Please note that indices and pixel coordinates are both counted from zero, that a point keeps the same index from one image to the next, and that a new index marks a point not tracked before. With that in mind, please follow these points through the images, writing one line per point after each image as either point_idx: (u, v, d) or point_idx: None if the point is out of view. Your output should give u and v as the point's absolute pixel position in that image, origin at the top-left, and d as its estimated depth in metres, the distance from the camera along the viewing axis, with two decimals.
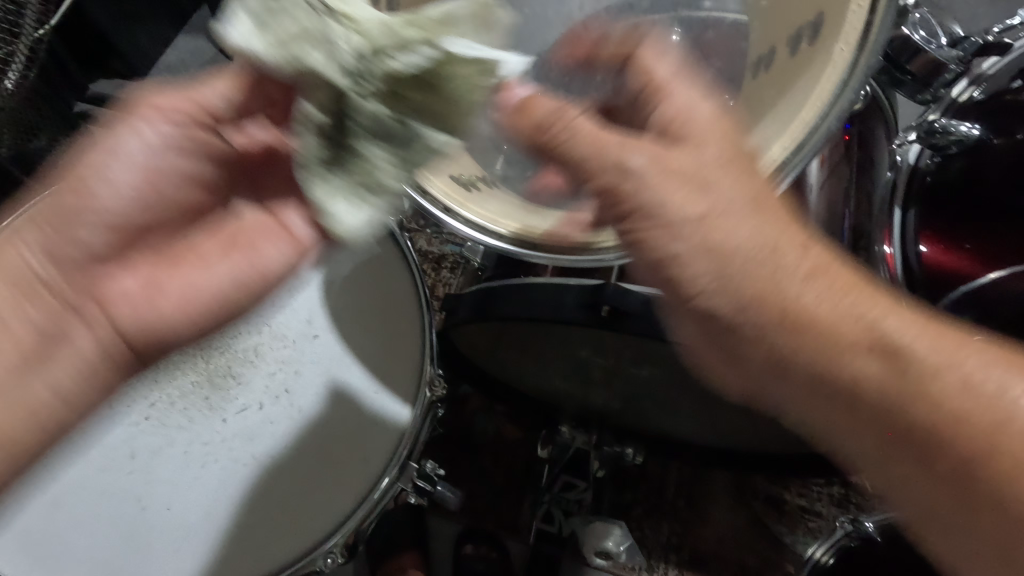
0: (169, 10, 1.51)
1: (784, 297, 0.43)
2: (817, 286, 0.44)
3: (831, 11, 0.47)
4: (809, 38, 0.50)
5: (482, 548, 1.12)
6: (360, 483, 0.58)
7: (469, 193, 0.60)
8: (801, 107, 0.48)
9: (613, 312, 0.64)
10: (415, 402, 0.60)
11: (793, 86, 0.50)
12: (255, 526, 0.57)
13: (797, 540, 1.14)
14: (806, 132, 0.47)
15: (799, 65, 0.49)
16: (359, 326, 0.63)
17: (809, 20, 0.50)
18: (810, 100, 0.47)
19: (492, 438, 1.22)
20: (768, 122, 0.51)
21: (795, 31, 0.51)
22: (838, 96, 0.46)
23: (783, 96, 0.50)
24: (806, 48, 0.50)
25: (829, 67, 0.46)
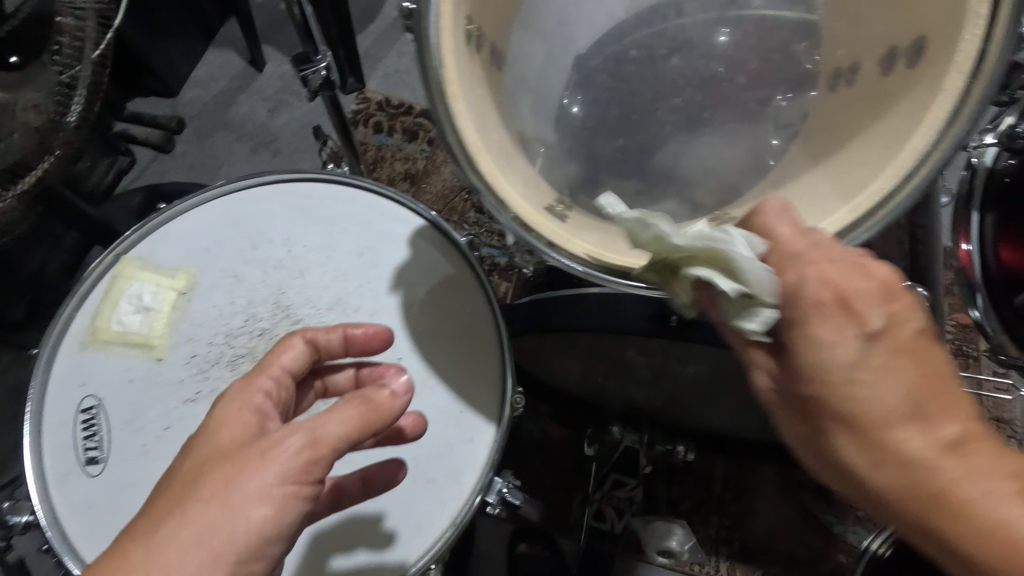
0: (198, 29, 1.54)
1: (857, 442, 0.38)
2: (895, 469, 0.38)
3: (937, 30, 0.42)
4: (907, 58, 0.44)
5: (536, 547, 1.12)
6: (387, 534, 0.57)
7: (565, 225, 0.49)
8: (898, 147, 0.43)
9: (684, 320, 0.67)
10: (500, 420, 0.59)
11: (891, 108, 0.44)
12: (346, 549, 0.56)
13: (847, 529, 1.14)
14: (910, 165, 0.42)
15: (887, 90, 0.45)
16: (436, 348, 0.61)
17: (911, 36, 0.44)
18: (908, 143, 0.42)
19: (538, 439, 1.24)
20: (859, 144, 0.46)
21: (887, 50, 0.46)
22: (936, 145, 0.42)
23: (881, 114, 0.45)
24: (901, 68, 0.45)
25: (938, 102, 0.41)
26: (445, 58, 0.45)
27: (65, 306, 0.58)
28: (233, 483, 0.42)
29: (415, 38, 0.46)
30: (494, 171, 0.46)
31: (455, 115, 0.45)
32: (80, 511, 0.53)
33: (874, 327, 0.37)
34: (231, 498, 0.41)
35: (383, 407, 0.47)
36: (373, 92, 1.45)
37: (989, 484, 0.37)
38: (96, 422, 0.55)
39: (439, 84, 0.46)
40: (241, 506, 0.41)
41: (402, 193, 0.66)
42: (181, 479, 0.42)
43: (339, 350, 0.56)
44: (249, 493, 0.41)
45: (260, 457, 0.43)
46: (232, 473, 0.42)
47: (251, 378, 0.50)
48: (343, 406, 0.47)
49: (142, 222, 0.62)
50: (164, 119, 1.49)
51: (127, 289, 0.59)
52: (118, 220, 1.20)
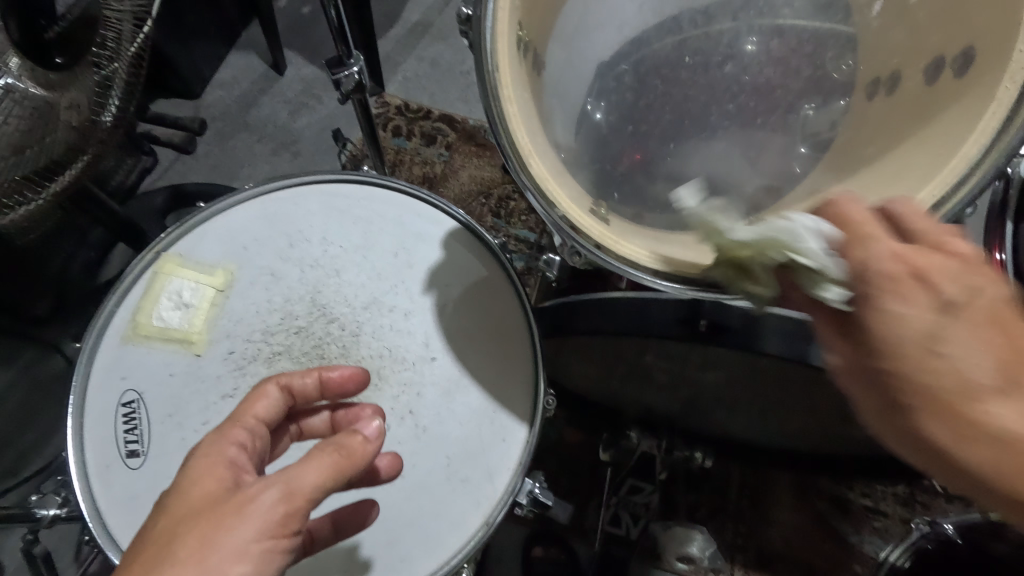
0: (222, 32, 1.56)
1: (923, 362, 0.34)
2: (994, 372, 0.34)
3: (990, 39, 0.44)
4: (958, 68, 0.46)
5: (550, 550, 1.09)
6: (362, 562, 0.56)
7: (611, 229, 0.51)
8: (950, 154, 0.44)
9: (713, 325, 0.66)
10: (531, 421, 0.60)
11: (939, 115, 0.47)
12: (383, 548, 0.57)
13: (863, 540, 1.11)
14: (961, 169, 0.44)
15: (933, 99, 0.47)
16: (471, 347, 0.62)
17: (962, 47, 0.46)
18: (960, 150, 0.44)
19: (554, 443, 1.22)
20: (908, 148, 0.48)
21: (934, 59, 0.48)
22: (986, 155, 0.44)
23: (927, 121, 0.47)
24: (951, 76, 0.47)
25: (990, 112, 0.43)
26: (501, 62, 0.48)
27: (107, 301, 0.59)
28: (211, 542, 0.39)
29: (473, 46, 0.50)
30: (542, 172, 0.48)
31: (509, 117, 0.48)
32: (121, 505, 0.54)
33: (933, 274, 0.34)
34: (208, 562, 0.38)
35: (357, 453, 0.46)
36: (392, 95, 1.46)
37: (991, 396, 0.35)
38: (137, 415, 0.56)
39: (492, 86, 0.49)
40: (219, 566, 0.38)
41: (434, 195, 0.67)
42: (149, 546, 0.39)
43: (314, 394, 0.55)
44: (228, 550, 0.38)
45: (236, 512, 0.40)
46: (212, 531, 0.39)
47: (222, 430, 0.47)
48: (319, 451, 0.45)
49: (184, 217, 0.63)
50: (187, 121, 1.49)
51: (168, 285, 0.60)
52: (142, 219, 1.19)
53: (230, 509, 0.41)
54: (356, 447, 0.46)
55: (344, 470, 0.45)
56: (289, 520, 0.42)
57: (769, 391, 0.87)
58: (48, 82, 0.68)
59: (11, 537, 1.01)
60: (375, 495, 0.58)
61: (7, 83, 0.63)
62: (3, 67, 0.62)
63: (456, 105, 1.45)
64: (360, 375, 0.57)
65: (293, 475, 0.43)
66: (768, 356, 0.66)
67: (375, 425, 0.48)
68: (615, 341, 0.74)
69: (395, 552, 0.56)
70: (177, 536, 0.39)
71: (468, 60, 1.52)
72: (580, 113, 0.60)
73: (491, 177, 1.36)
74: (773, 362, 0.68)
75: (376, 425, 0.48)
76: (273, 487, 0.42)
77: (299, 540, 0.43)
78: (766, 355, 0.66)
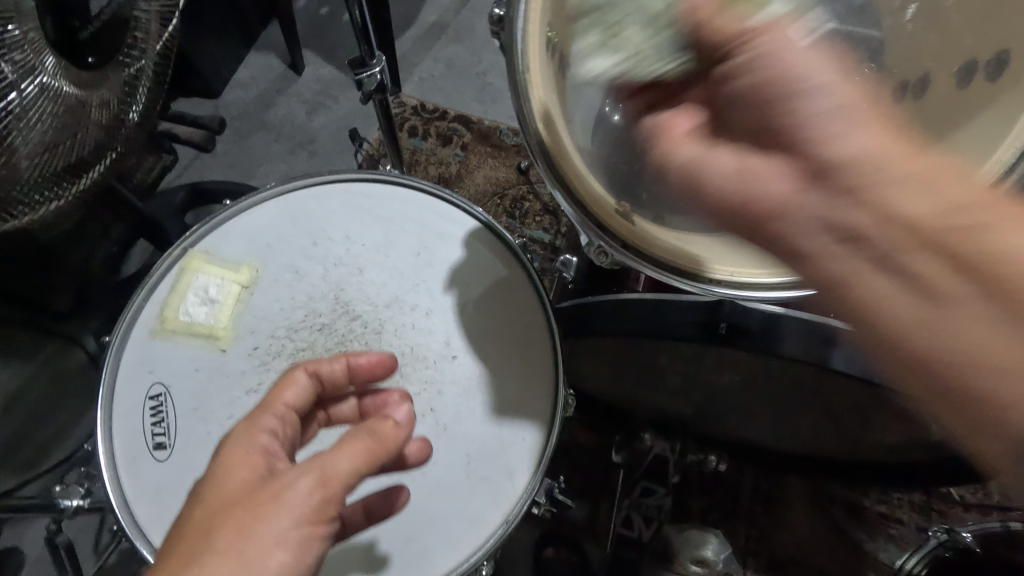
0: (242, 32, 1.58)
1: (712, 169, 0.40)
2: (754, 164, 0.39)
3: None
4: (989, 75, 0.48)
5: (562, 552, 1.10)
6: (381, 556, 0.57)
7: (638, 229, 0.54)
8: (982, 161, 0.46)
9: (734, 328, 0.65)
10: (551, 420, 0.60)
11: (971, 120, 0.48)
12: (406, 543, 0.57)
13: (879, 547, 1.09)
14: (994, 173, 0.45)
15: (960, 107, 0.49)
16: (491, 347, 0.63)
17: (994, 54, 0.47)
18: (995, 154, 0.45)
19: (567, 444, 1.21)
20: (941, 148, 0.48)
21: (963, 66, 0.49)
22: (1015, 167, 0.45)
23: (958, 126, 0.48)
24: (981, 83, 0.48)
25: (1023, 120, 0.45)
26: (531, 64, 0.50)
27: (135, 296, 0.61)
28: (247, 532, 0.39)
29: (504, 49, 0.52)
30: (573, 175, 0.52)
31: (540, 118, 0.51)
32: (148, 497, 0.55)
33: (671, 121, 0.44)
34: (246, 550, 0.38)
35: (388, 438, 0.47)
36: (409, 96, 1.47)
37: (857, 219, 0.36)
38: (163, 409, 0.58)
39: (522, 85, 0.51)
40: (256, 557, 0.38)
41: (456, 195, 0.67)
42: (192, 531, 0.39)
43: (343, 380, 0.55)
44: (264, 540, 0.39)
45: (270, 501, 0.41)
46: (249, 518, 0.39)
47: (254, 418, 0.48)
48: (353, 436, 0.46)
49: (210, 214, 0.65)
50: (207, 120, 1.47)
51: (195, 281, 0.61)
52: (163, 215, 1.20)
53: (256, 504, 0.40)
54: (389, 430, 0.47)
55: (377, 456, 0.45)
56: (321, 509, 0.42)
57: (786, 394, 0.87)
58: (80, 81, 0.68)
59: (31, 528, 1.03)
60: (402, 483, 0.59)
61: (43, 82, 0.62)
62: (42, 66, 0.61)
63: (472, 106, 1.46)
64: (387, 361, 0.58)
65: (327, 462, 0.43)
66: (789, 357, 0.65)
67: (404, 410, 0.50)
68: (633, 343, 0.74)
69: (414, 548, 0.57)
70: (213, 527, 0.39)
71: (483, 61, 1.52)
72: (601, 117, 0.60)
73: (505, 178, 1.36)
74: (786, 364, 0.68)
75: (407, 409, 0.51)
76: (304, 479, 0.42)
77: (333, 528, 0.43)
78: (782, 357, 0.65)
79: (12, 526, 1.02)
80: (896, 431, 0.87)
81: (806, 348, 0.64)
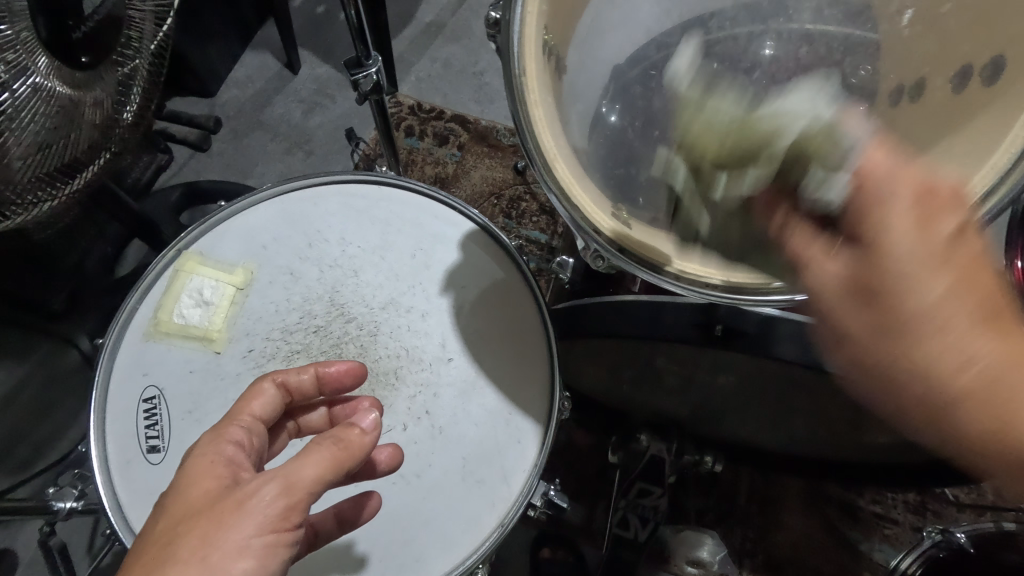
0: (238, 31, 1.58)
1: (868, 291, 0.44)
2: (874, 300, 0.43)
3: None
4: (986, 78, 0.48)
5: (559, 552, 1.10)
6: (357, 558, 0.57)
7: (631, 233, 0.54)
8: (979, 165, 0.47)
9: (729, 330, 0.65)
10: (547, 423, 0.60)
11: (967, 122, 0.49)
12: (401, 546, 0.57)
13: (873, 547, 1.10)
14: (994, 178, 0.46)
15: (955, 109, 0.49)
16: (487, 349, 0.63)
17: (988, 59, 0.48)
18: (990, 160, 0.47)
19: (563, 445, 1.21)
20: (945, 149, 0.49)
21: (958, 68, 0.49)
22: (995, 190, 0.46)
23: (958, 127, 0.49)
24: (977, 86, 0.49)
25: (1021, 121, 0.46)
26: (528, 67, 0.50)
27: (129, 298, 0.60)
28: (211, 540, 0.39)
29: (500, 50, 0.51)
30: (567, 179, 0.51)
31: (534, 122, 0.50)
32: (142, 501, 0.55)
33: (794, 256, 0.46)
34: (209, 555, 0.38)
35: (354, 445, 0.46)
36: (405, 96, 1.47)
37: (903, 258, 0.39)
38: (157, 413, 0.57)
39: (517, 90, 0.50)
40: (220, 562, 0.38)
41: (452, 197, 0.67)
42: (156, 542, 0.39)
43: (311, 391, 0.55)
44: (228, 546, 0.38)
45: (233, 509, 0.41)
46: (215, 524, 0.40)
47: (220, 428, 0.47)
48: (316, 446, 0.45)
49: (206, 215, 0.64)
50: (203, 119, 1.49)
51: (189, 283, 0.61)
52: (157, 214, 1.19)
53: (229, 513, 0.40)
54: (353, 438, 0.47)
55: (346, 463, 0.45)
56: (288, 515, 0.42)
57: (780, 395, 0.87)
58: (74, 81, 0.68)
59: (25, 529, 1.02)
60: (376, 488, 0.59)
61: (35, 82, 0.62)
62: (34, 66, 0.61)
63: (469, 105, 1.46)
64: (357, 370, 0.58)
65: (292, 471, 0.43)
66: (783, 361, 0.65)
67: (371, 417, 0.49)
68: (630, 344, 0.73)
69: (396, 551, 0.57)
70: (179, 535, 0.39)
71: (480, 61, 1.52)
72: (595, 115, 0.60)
73: (502, 178, 1.36)
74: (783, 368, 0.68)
75: (373, 416, 0.49)
76: (270, 487, 0.42)
77: (300, 535, 0.43)
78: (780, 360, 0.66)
79: (5, 527, 1.01)
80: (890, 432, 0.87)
81: (802, 352, 0.64)
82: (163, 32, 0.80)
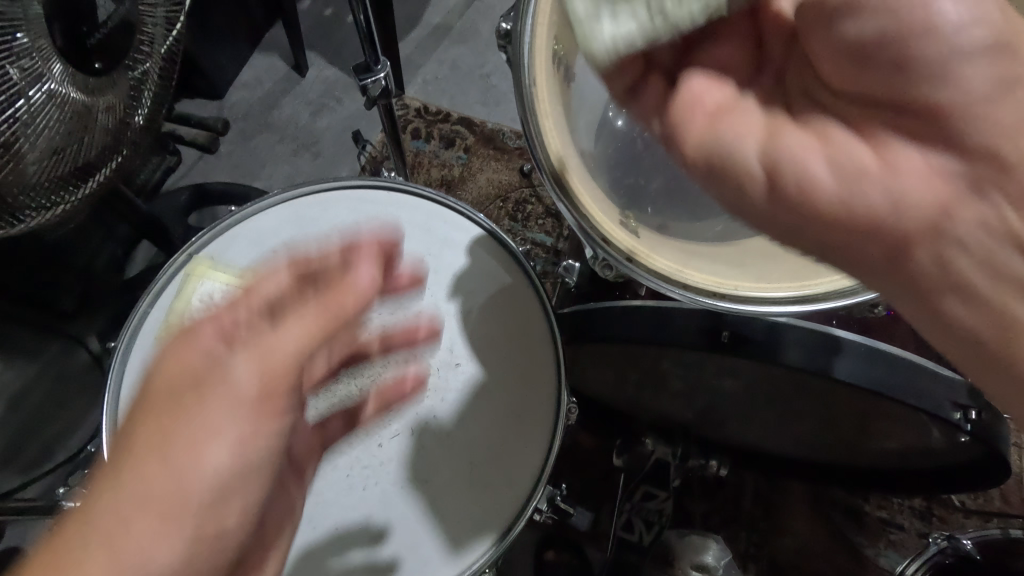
0: (246, 33, 1.58)
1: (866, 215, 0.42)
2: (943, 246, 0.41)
3: None
4: None
5: (564, 554, 1.09)
6: (366, 565, 0.57)
7: (639, 241, 0.58)
8: None
9: (737, 337, 0.63)
10: (555, 429, 0.60)
11: None
12: (410, 554, 0.57)
13: (879, 552, 1.09)
14: None
15: None
16: (495, 354, 0.63)
17: None
18: None
19: (569, 447, 1.20)
20: None
21: None
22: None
23: None
24: None
25: None
26: (537, 79, 0.53)
27: (142, 302, 0.62)
28: (186, 418, 0.39)
29: (510, 61, 0.54)
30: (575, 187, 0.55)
31: (544, 132, 0.54)
32: None
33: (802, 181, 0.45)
34: (169, 454, 0.38)
35: (343, 302, 0.42)
36: (413, 98, 1.47)
37: (853, 112, 0.43)
38: None
39: (528, 103, 0.54)
40: (185, 461, 0.38)
41: (460, 202, 0.68)
42: (138, 414, 0.39)
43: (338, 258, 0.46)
44: (208, 428, 0.38)
45: (210, 388, 0.39)
46: (183, 401, 0.38)
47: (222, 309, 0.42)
48: (296, 310, 0.41)
49: (215, 221, 0.65)
50: (210, 121, 1.47)
51: (199, 287, 0.62)
52: (166, 215, 1.21)
53: None
54: (349, 282, 0.43)
55: (336, 323, 0.42)
56: (254, 394, 0.40)
57: (786, 400, 0.87)
58: (88, 87, 0.69)
59: (35, 527, 1.03)
60: (385, 493, 0.59)
61: (50, 88, 0.63)
62: (49, 73, 0.62)
63: (476, 108, 1.46)
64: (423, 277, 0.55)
65: (267, 344, 0.40)
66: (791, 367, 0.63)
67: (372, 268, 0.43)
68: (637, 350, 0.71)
69: (404, 551, 0.57)
70: (152, 420, 0.38)
71: (487, 64, 1.52)
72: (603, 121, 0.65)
73: (508, 180, 1.36)
74: (793, 373, 0.66)
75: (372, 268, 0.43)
76: None
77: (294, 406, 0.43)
78: (788, 367, 0.64)
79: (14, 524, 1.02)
80: (899, 438, 0.86)
81: (808, 358, 0.63)
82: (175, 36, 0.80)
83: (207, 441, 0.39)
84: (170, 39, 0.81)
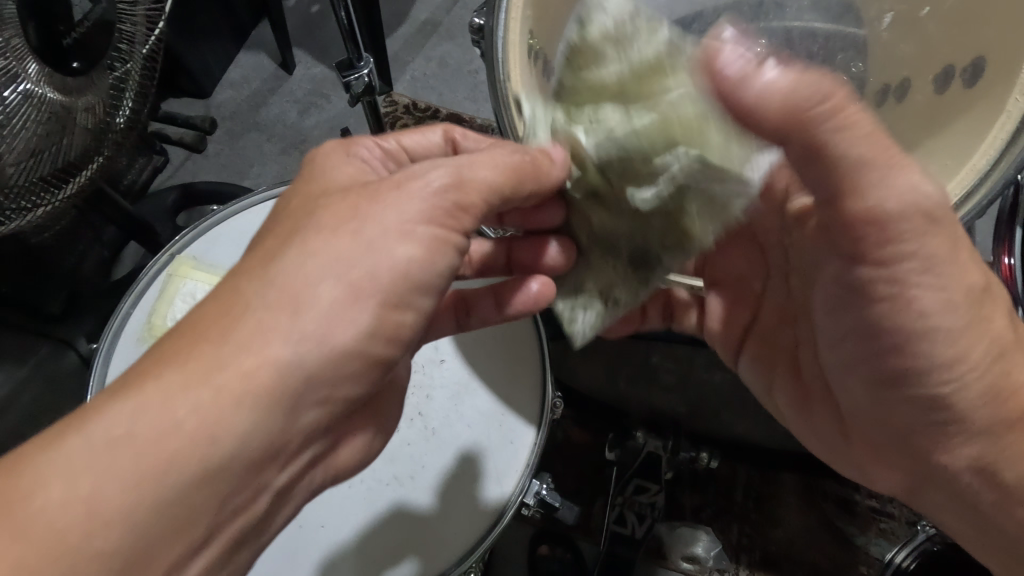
0: (232, 31, 1.57)
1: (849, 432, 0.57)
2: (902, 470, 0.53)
3: (997, 57, 0.47)
4: (966, 79, 0.49)
5: (558, 549, 1.09)
6: (356, 562, 0.57)
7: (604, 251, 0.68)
8: (966, 159, 0.48)
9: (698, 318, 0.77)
10: (539, 424, 0.61)
11: (949, 125, 0.50)
12: (397, 550, 0.57)
13: (870, 542, 1.08)
14: (988, 162, 0.47)
15: (945, 110, 0.50)
16: (479, 350, 0.64)
17: (972, 59, 0.49)
18: (973, 157, 0.47)
19: (561, 442, 1.18)
20: (932, 147, 0.50)
21: (942, 72, 0.51)
22: (997, 164, 0.46)
23: (938, 126, 0.51)
24: (960, 87, 0.50)
25: (998, 123, 0.46)
26: (511, 73, 0.51)
27: (124, 303, 0.65)
28: (362, 212, 0.41)
29: (483, 56, 0.53)
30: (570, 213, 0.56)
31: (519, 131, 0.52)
32: None
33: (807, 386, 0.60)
34: (357, 228, 0.40)
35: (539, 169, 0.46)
36: (400, 94, 1.46)
37: (853, 389, 0.53)
38: None
39: (499, 95, 0.52)
40: (369, 227, 0.40)
41: None
42: (310, 199, 0.43)
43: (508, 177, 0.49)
44: (387, 226, 0.40)
45: (395, 189, 0.42)
46: (319, 244, 0.39)
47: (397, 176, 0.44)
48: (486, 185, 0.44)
49: (195, 223, 0.69)
50: (198, 120, 1.46)
51: (182, 287, 0.65)
52: (153, 216, 1.20)
53: None
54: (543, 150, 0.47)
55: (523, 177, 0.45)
56: (370, 276, 0.39)
57: None
58: (65, 87, 0.68)
59: None
60: (372, 489, 0.59)
61: (26, 89, 0.62)
62: (25, 73, 0.62)
63: (463, 103, 1.46)
64: (540, 307, 0.55)
65: (464, 171, 0.43)
66: None
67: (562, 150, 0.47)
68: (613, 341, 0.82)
69: (394, 547, 0.58)
70: (340, 202, 0.41)
71: (474, 59, 1.52)
72: None
73: None
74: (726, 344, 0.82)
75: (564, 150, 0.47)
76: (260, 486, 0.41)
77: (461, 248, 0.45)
78: None
79: None
80: None
81: None
82: (155, 36, 0.79)
83: (391, 238, 0.40)
84: (151, 38, 0.81)
